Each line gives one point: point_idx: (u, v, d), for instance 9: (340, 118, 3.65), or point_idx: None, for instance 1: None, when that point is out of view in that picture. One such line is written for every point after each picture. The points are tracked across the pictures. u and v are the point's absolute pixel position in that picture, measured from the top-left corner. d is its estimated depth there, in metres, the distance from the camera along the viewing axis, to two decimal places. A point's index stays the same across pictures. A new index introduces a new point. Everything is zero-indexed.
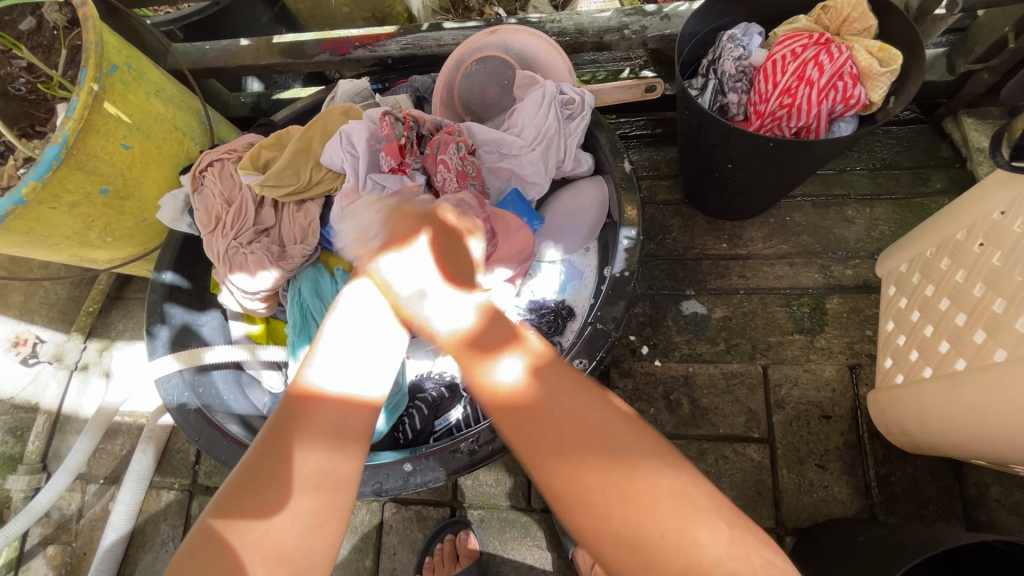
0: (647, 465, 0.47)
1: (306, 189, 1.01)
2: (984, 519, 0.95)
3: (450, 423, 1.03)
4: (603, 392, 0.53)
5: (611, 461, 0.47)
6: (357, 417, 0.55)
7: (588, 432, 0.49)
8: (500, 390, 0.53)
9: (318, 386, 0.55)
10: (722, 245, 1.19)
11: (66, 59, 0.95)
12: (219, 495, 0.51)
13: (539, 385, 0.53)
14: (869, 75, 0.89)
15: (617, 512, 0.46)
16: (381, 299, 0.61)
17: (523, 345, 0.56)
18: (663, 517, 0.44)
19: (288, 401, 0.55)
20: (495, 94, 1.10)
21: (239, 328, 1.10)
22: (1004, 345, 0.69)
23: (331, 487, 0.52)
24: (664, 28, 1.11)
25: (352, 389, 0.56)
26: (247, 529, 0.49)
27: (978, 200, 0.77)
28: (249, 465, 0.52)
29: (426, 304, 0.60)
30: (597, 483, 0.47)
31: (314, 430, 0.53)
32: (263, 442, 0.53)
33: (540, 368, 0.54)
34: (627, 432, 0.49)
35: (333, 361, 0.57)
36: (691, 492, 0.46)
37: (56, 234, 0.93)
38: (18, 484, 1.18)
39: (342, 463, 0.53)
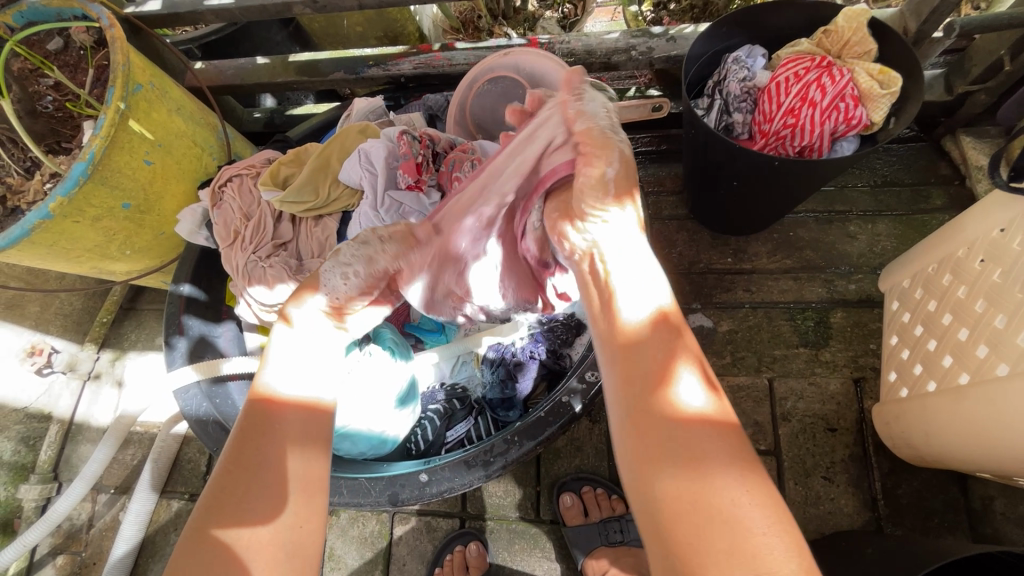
0: (743, 490, 0.44)
1: (324, 205, 1.04)
2: (989, 532, 0.96)
3: (461, 435, 1.05)
4: (671, 392, 0.49)
5: (705, 474, 0.45)
6: (319, 424, 0.60)
7: (683, 437, 0.47)
8: (622, 373, 0.52)
9: (273, 391, 0.60)
10: (727, 259, 1.21)
11: (93, 78, 0.98)
12: (192, 517, 0.53)
13: (643, 378, 0.51)
14: (870, 96, 0.92)
15: (696, 534, 0.44)
16: (321, 326, 0.67)
17: (658, 338, 0.52)
18: (753, 543, 0.42)
19: (248, 410, 0.58)
20: (506, 112, 1.14)
21: (255, 339, 1.14)
22: (1005, 360, 0.71)
23: (305, 488, 0.55)
24: (671, 49, 1.14)
25: (308, 393, 0.61)
26: (230, 540, 0.51)
27: (978, 219, 0.79)
28: (219, 479, 0.54)
29: (629, 286, 0.56)
30: (693, 497, 0.45)
31: (280, 438, 0.57)
32: (228, 453, 0.56)
33: (659, 356, 0.51)
34: (724, 445, 0.47)
35: (286, 367, 0.62)
36: (779, 520, 0.44)
37: (79, 247, 0.95)
38: (30, 494, 1.19)
39: (309, 466, 0.57)
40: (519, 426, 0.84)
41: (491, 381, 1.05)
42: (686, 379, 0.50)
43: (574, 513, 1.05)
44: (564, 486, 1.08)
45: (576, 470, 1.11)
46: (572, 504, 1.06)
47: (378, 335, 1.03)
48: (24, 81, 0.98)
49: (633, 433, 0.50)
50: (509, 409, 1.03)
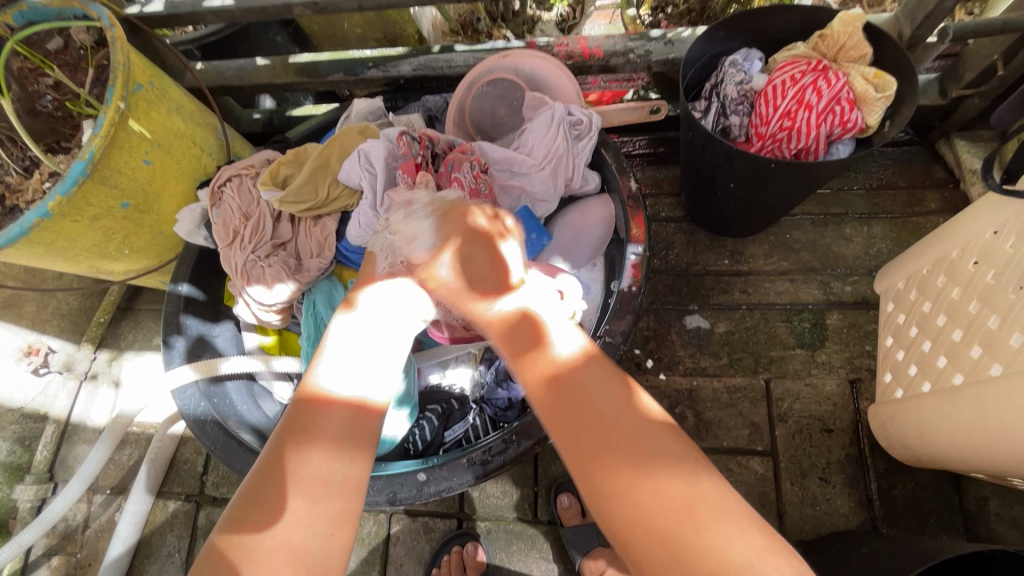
0: (682, 476, 0.54)
1: (323, 205, 1.05)
2: (983, 532, 0.97)
3: (459, 435, 1.04)
4: (636, 399, 0.61)
5: (657, 467, 0.55)
6: (360, 424, 0.65)
7: (635, 442, 0.57)
8: (565, 394, 0.62)
9: (326, 389, 0.66)
10: (724, 261, 1.22)
11: (93, 78, 0.98)
12: (231, 510, 0.58)
13: (589, 398, 0.61)
14: (865, 99, 0.93)
15: (659, 517, 0.52)
16: (369, 325, 0.74)
17: (597, 368, 0.64)
18: (694, 518, 0.51)
19: (298, 408, 0.65)
20: (505, 113, 1.15)
21: (253, 339, 1.14)
22: (998, 360, 0.72)
23: (342, 488, 0.60)
24: (668, 52, 1.15)
25: (360, 393, 0.67)
26: (264, 535, 0.56)
27: (973, 221, 0.80)
28: (262, 473, 0.60)
29: (552, 324, 0.70)
30: (646, 489, 0.54)
31: (323, 439, 0.62)
32: (274, 448, 0.62)
33: (598, 381, 0.63)
34: (674, 445, 0.57)
35: (338, 366, 0.69)
36: (722, 500, 0.53)
37: (77, 246, 0.95)
38: (26, 494, 1.19)
39: (350, 468, 0.61)
40: (517, 425, 0.84)
41: (489, 382, 1.07)
42: (638, 396, 0.62)
43: (572, 513, 1.05)
44: (562, 486, 1.09)
45: None
46: (569, 504, 1.06)
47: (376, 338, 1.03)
48: (23, 80, 0.98)
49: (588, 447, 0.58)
50: (508, 409, 1.04)
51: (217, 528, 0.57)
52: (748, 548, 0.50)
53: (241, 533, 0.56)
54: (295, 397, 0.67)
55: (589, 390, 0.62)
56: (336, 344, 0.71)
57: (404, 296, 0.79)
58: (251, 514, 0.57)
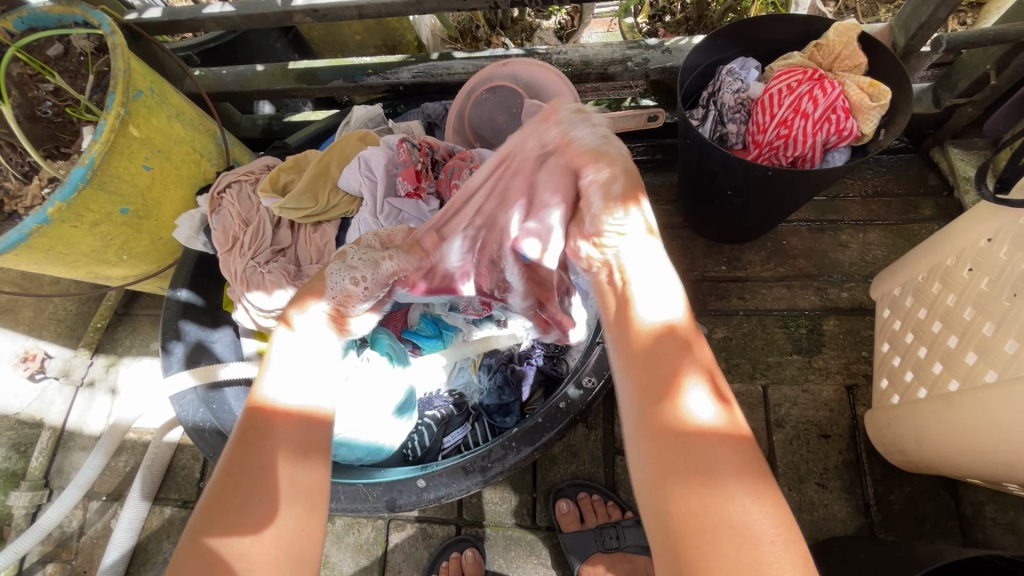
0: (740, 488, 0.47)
1: (324, 211, 1.05)
2: (979, 537, 0.97)
3: (457, 441, 1.05)
4: (681, 404, 0.52)
5: (711, 478, 0.48)
6: (314, 432, 0.61)
7: (693, 445, 0.50)
8: (637, 376, 0.55)
9: (270, 400, 0.62)
10: (721, 267, 1.23)
11: (93, 84, 0.99)
12: (194, 518, 0.55)
13: (657, 384, 0.54)
14: (860, 108, 0.94)
15: (707, 534, 0.46)
16: (318, 334, 0.70)
17: (671, 347, 0.55)
18: (749, 539, 0.45)
19: (248, 419, 0.61)
20: (504, 120, 1.14)
21: (252, 345, 1.13)
22: (993, 366, 0.73)
23: (305, 493, 0.58)
24: (666, 61, 1.16)
25: (305, 404, 0.63)
26: (232, 543, 0.53)
27: (967, 228, 0.81)
28: (221, 483, 0.57)
29: (645, 290, 0.60)
30: (697, 501, 0.48)
31: (278, 448, 0.59)
32: (229, 459, 0.58)
33: (671, 369, 0.54)
34: (734, 451, 0.50)
35: (285, 377, 0.64)
36: (774, 517, 0.47)
37: (76, 252, 0.95)
38: (21, 501, 1.18)
39: (309, 474, 0.59)
40: (516, 431, 0.84)
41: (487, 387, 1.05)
42: (699, 394, 0.52)
43: (571, 519, 1.05)
44: (561, 492, 1.09)
45: (572, 477, 1.11)
46: (568, 510, 1.06)
47: (374, 341, 1.03)
48: (23, 86, 0.98)
49: (648, 441, 0.52)
50: (506, 415, 1.03)
51: (183, 538, 0.55)
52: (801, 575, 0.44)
53: (207, 538, 0.54)
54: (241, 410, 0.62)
55: (657, 374, 0.54)
56: (282, 356, 0.66)
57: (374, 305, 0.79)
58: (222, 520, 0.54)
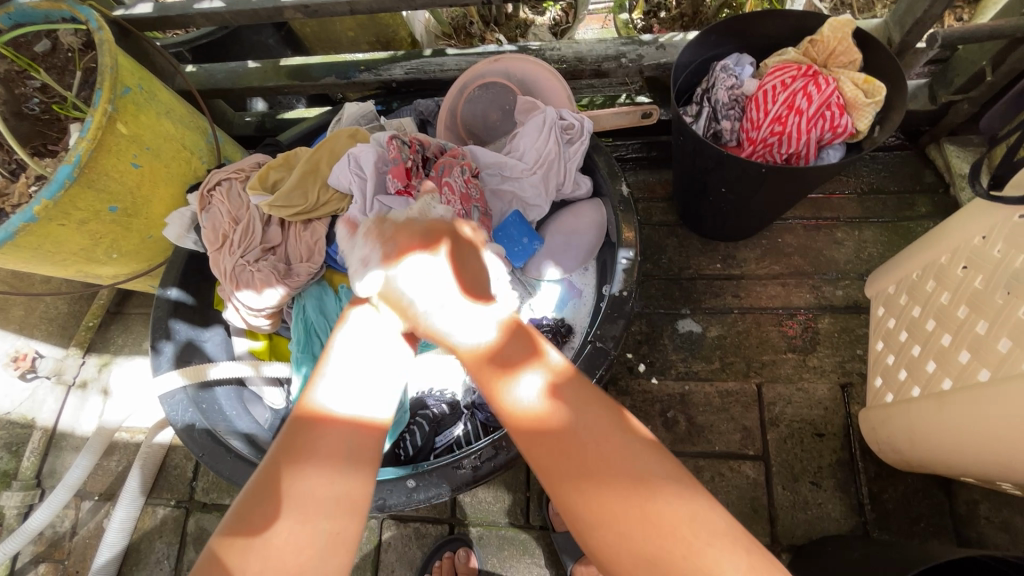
0: (649, 490, 0.51)
1: (314, 209, 1.04)
2: (973, 536, 0.97)
3: (450, 440, 1.03)
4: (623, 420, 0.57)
5: (627, 482, 0.52)
6: (364, 441, 0.61)
7: (606, 453, 0.54)
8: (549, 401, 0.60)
9: (324, 407, 0.61)
10: (716, 265, 1.22)
11: (80, 80, 0.97)
12: (230, 515, 0.56)
13: (578, 399, 0.59)
14: (855, 105, 0.93)
15: (627, 531, 0.50)
16: (381, 332, 0.70)
17: (586, 373, 0.62)
18: (670, 532, 0.49)
19: (296, 422, 0.61)
20: (496, 118, 1.14)
21: (243, 344, 1.13)
22: (987, 365, 0.72)
23: (344, 504, 0.57)
24: (660, 57, 1.15)
25: (359, 413, 0.62)
26: (267, 544, 0.53)
27: (961, 226, 0.80)
28: (264, 482, 0.57)
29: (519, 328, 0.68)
30: (612, 501, 0.52)
31: (325, 454, 0.59)
32: (275, 460, 0.58)
33: (584, 392, 0.59)
34: (644, 456, 0.54)
35: (340, 385, 0.64)
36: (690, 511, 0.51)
37: (63, 250, 0.94)
38: (12, 501, 1.17)
39: (353, 485, 0.58)
40: (509, 431, 0.84)
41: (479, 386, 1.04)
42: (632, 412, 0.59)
43: (564, 519, 1.04)
44: None
45: None
46: None
47: None
48: (10, 83, 0.97)
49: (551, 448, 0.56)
50: (499, 413, 1.03)
51: (215, 534, 0.55)
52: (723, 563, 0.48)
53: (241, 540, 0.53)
54: (293, 414, 0.62)
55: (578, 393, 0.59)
56: (341, 357, 0.66)
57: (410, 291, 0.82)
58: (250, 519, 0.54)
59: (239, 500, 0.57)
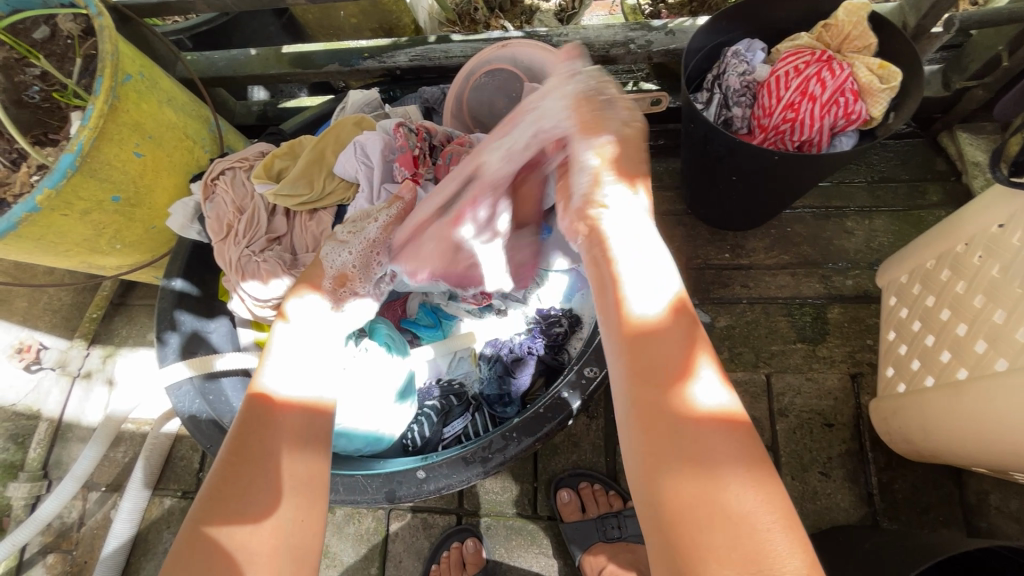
0: (727, 473, 0.48)
1: (319, 198, 1.02)
2: (983, 526, 0.97)
3: (458, 431, 1.04)
4: (687, 390, 0.53)
5: (708, 469, 0.49)
6: (317, 422, 0.65)
7: (692, 434, 0.51)
8: (635, 367, 0.56)
9: (273, 391, 0.65)
10: (725, 255, 1.21)
11: (80, 68, 0.96)
12: (197, 506, 0.57)
13: (660, 370, 0.54)
14: (869, 91, 0.92)
15: (713, 526, 0.47)
16: (316, 326, 0.75)
17: (675, 335, 0.56)
18: (749, 527, 0.46)
19: (250, 411, 0.63)
20: (502, 105, 1.11)
21: (249, 335, 1.12)
22: (1004, 355, 0.71)
23: (307, 487, 0.60)
24: (669, 43, 1.13)
25: (308, 394, 0.66)
26: (232, 535, 0.54)
27: (977, 214, 0.79)
28: (230, 463, 0.59)
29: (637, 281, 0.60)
30: (695, 493, 0.49)
31: (281, 441, 0.61)
32: (232, 451, 0.60)
33: (667, 369, 0.54)
34: (728, 437, 0.50)
35: (285, 368, 0.68)
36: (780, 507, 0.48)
37: (67, 240, 0.93)
38: (19, 492, 1.17)
39: (310, 465, 0.61)
40: (518, 422, 0.83)
41: (489, 377, 1.04)
42: (708, 380, 0.54)
43: (572, 509, 1.04)
44: (562, 482, 1.08)
45: (573, 467, 1.11)
46: (570, 500, 1.05)
47: (374, 331, 1.03)
48: (9, 70, 0.95)
49: (643, 425, 0.53)
50: (508, 404, 1.02)
51: (182, 530, 0.56)
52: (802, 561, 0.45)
53: (207, 528, 0.55)
54: (243, 400, 0.65)
55: (659, 354, 0.55)
56: (285, 345, 0.71)
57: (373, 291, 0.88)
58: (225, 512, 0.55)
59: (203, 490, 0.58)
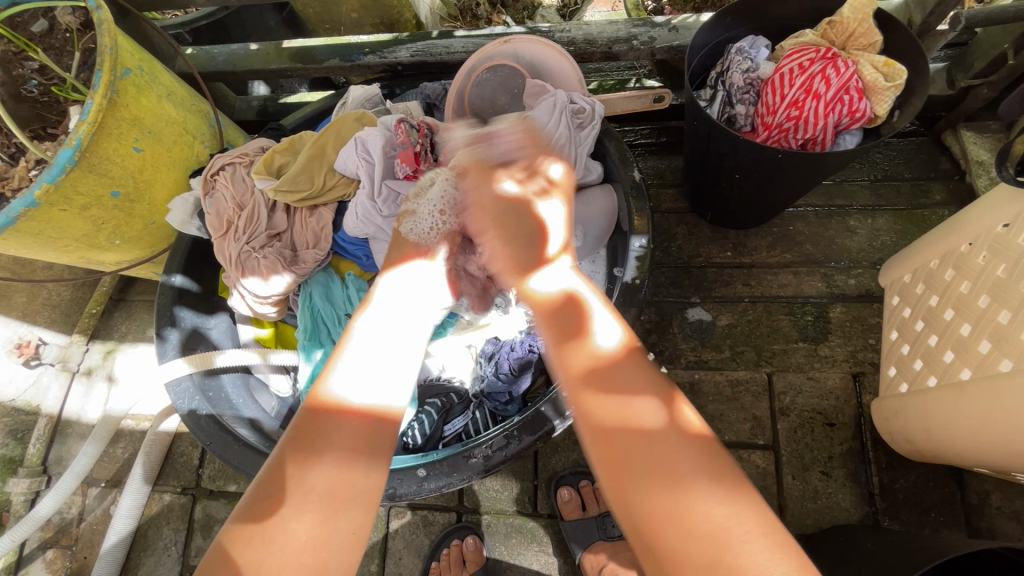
0: (676, 487, 0.52)
1: (319, 194, 1.02)
2: (984, 527, 0.97)
3: (458, 429, 1.03)
4: (648, 413, 0.57)
5: (680, 493, 0.52)
6: (380, 430, 0.62)
7: (652, 454, 0.54)
8: (598, 396, 0.60)
9: (342, 397, 0.63)
10: (727, 253, 1.20)
11: (79, 62, 0.95)
12: (245, 504, 0.56)
13: (616, 400, 0.59)
14: (875, 89, 0.91)
15: (658, 531, 0.51)
16: (391, 318, 0.72)
17: (629, 363, 0.61)
18: (711, 530, 0.49)
19: (307, 416, 0.61)
20: (505, 102, 1.10)
21: (248, 332, 1.12)
22: (1008, 356, 0.71)
23: (361, 500, 0.58)
24: (673, 39, 1.12)
25: (376, 402, 0.64)
26: (272, 536, 0.53)
27: (983, 214, 0.78)
28: (281, 467, 0.58)
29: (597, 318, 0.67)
30: (669, 503, 0.52)
31: (336, 450, 0.59)
32: (285, 454, 0.59)
33: (626, 387, 0.59)
34: (700, 458, 0.54)
35: (355, 374, 0.65)
36: (743, 511, 0.51)
37: (65, 235, 0.92)
38: (19, 487, 1.16)
39: (366, 480, 0.59)
40: (520, 420, 0.83)
41: (490, 374, 1.04)
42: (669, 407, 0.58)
43: (572, 508, 1.05)
44: (562, 480, 1.08)
45: (573, 465, 1.10)
46: (569, 498, 1.05)
47: None
48: (8, 64, 0.95)
49: (606, 455, 0.57)
50: (509, 403, 1.02)
51: (229, 522, 0.56)
52: (766, 552, 0.48)
53: (246, 536, 0.54)
54: (308, 403, 0.63)
55: (618, 386, 0.60)
56: (357, 346, 0.68)
57: (427, 280, 0.82)
58: (266, 511, 0.55)
59: (252, 489, 0.57)
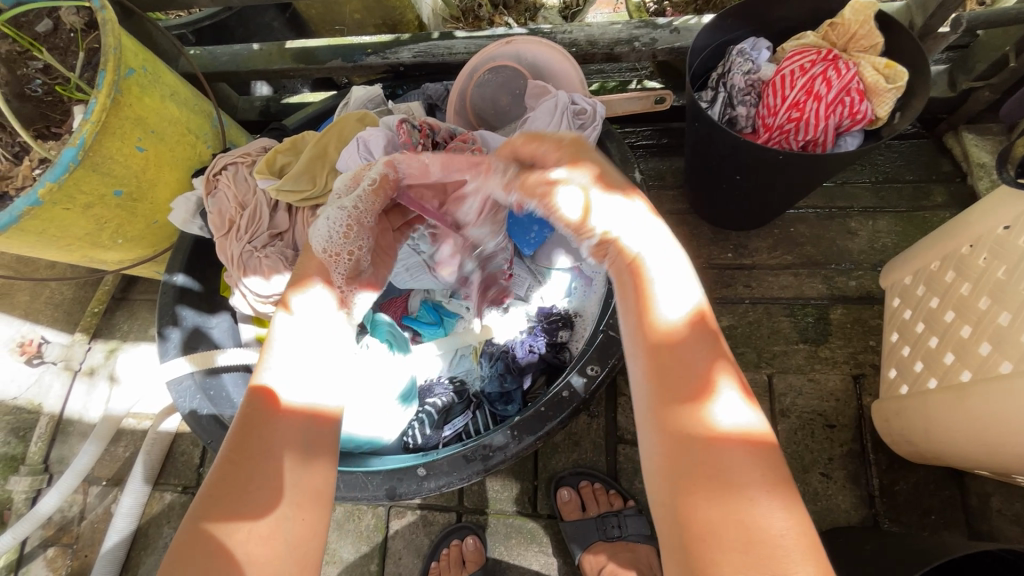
0: (734, 492, 0.48)
1: (321, 195, 1.01)
2: (985, 529, 0.97)
3: (458, 428, 1.03)
4: (708, 408, 0.52)
5: (729, 493, 0.48)
6: (319, 429, 0.62)
7: (711, 451, 0.50)
8: (660, 373, 0.55)
9: (276, 393, 0.61)
10: (728, 254, 1.20)
11: (83, 61, 0.95)
12: (196, 503, 0.56)
13: (683, 385, 0.53)
14: (876, 90, 0.91)
15: (708, 524, 0.48)
16: (323, 322, 0.68)
17: (699, 344, 0.55)
18: (770, 541, 0.46)
19: (248, 411, 0.60)
20: (506, 103, 1.11)
21: (250, 331, 1.13)
22: (1008, 357, 0.71)
23: (303, 494, 0.58)
24: (674, 41, 1.13)
25: (312, 402, 0.63)
26: (234, 529, 0.54)
27: (984, 215, 0.78)
28: (226, 465, 0.58)
29: (664, 280, 0.59)
30: (730, 510, 0.48)
31: (278, 446, 0.59)
32: (227, 454, 0.58)
33: (696, 367, 0.54)
34: (756, 460, 0.50)
35: (290, 371, 0.63)
36: (793, 518, 0.47)
37: (69, 234, 0.93)
38: (20, 486, 1.17)
39: (308, 475, 0.59)
40: (519, 421, 0.83)
41: (488, 374, 1.05)
42: (732, 398, 0.52)
43: (572, 508, 1.04)
44: (562, 481, 1.08)
45: (573, 465, 1.10)
46: (570, 499, 1.05)
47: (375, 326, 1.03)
48: (12, 64, 0.95)
49: (669, 439, 0.52)
50: (509, 403, 1.01)
51: (183, 521, 0.56)
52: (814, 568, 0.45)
53: (206, 525, 0.55)
54: (243, 400, 0.62)
55: (683, 366, 0.54)
56: (290, 344, 0.65)
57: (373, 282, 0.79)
58: (222, 505, 0.55)
59: (204, 486, 0.57)
